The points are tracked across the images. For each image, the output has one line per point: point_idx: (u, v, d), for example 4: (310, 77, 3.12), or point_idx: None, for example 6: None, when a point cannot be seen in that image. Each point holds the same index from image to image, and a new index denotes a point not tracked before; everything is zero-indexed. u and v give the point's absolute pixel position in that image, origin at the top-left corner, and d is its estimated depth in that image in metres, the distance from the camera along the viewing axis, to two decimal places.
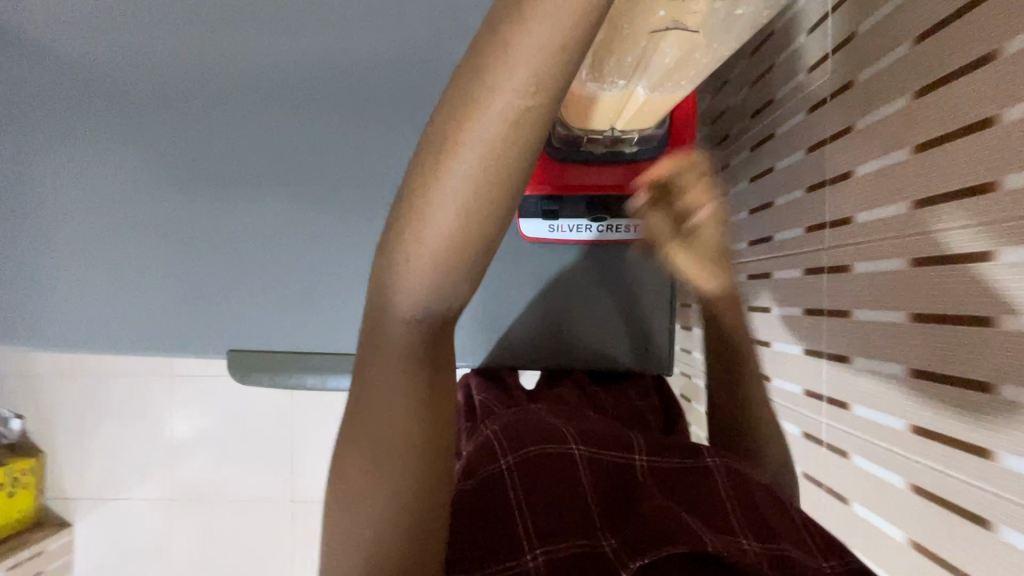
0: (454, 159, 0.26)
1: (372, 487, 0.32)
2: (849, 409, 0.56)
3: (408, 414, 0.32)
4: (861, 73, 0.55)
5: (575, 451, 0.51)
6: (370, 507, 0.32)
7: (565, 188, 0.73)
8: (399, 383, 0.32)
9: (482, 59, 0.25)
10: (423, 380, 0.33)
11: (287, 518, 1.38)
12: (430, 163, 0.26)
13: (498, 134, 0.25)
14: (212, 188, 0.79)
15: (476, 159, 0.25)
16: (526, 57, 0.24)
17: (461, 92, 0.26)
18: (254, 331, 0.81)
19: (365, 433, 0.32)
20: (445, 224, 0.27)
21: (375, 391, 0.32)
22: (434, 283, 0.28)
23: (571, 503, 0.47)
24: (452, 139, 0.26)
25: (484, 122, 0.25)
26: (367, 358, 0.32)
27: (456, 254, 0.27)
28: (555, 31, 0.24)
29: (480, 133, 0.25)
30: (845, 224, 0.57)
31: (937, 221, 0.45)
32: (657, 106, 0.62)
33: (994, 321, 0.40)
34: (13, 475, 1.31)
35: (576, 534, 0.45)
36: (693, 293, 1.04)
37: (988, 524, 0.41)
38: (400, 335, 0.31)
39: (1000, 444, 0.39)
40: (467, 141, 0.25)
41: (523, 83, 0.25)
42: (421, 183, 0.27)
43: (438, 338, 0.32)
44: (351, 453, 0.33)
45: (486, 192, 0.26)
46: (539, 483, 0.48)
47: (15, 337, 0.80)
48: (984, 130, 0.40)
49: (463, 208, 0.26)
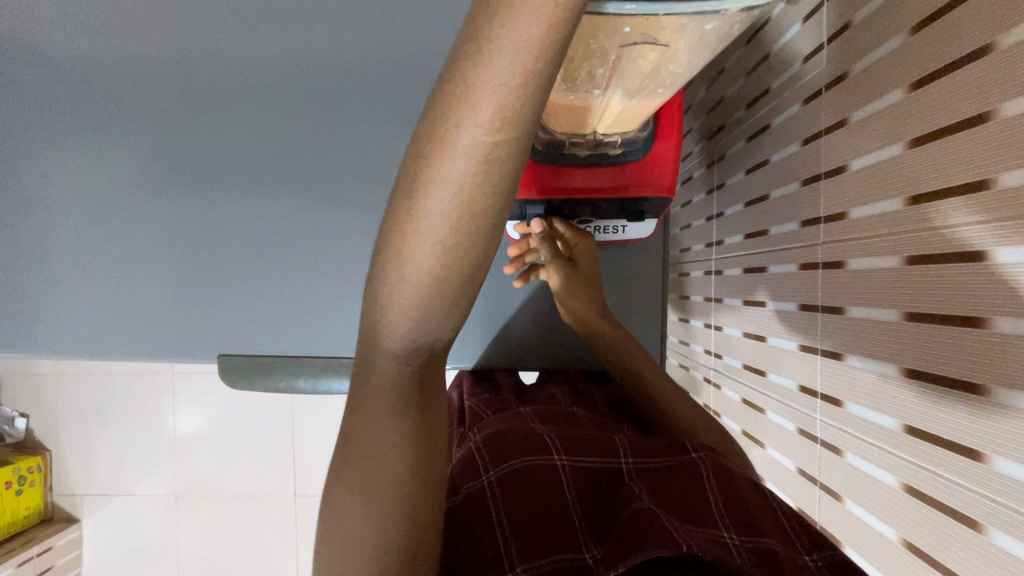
0: (427, 196, 0.25)
1: (363, 521, 0.32)
2: (842, 406, 0.56)
3: (400, 446, 0.32)
4: (856, 64, 0.54)
5: (557, 462, 0.52)
6: (364, 541, 0.32)
7: (552, 192, 0.72)
8: (391, 415, 0.32)
9: (449, 87, 0.24)
10: (413, 412, 0.32)
11: (290, 512, 1.39)
12: (403, 194, 0.26)
13: (470, 168, 0.24)
14: (221, 196, 0.84)
15: (449, 195, 0.24)
16: (496, 87, 0.23)
17: (432, 121, 0.25)
18: (268, 331, 0.88)
19: (358, 465, 0.33)
20: (421, 262, 0.25)
21: (366, 425, 0.32)
22: (416, 320, 0.27)
23: (555, 513, 0.48)
24: (422, 171, 0.25)
25: (455, 156, 0.24)
26: (358, 392, 0.32)
27: (437, 291, 0.26)
28: (527, 56, 0.23)
29: (452, 168, 0.24)
30: (840, 219, 0.56)
31: (932, 221, 0.44)
32: (637, 111, 0.61)
33: (986, 323, 0.39)
34: (20, 474, 1.34)
35: (560, 545, 0.45)
36: (692, 286, 1.03)
37: (979, 527, 0.40)
38: (389, 371, 0.30)
39: (994, 449, 0.39)
40: (438, 178, 0.24)
41: (492, 115, 0.23)
42: (396, 215, 0.26)
43: (426, 369, 0.31)
44: (344, 486, 0.33)
45: (463, 227, 0.25)
46: (520, 499, 0.48)
47: (42, 338, 0.86)
48: (979, 127, 0.39)
49: (439, 245, 0.25)
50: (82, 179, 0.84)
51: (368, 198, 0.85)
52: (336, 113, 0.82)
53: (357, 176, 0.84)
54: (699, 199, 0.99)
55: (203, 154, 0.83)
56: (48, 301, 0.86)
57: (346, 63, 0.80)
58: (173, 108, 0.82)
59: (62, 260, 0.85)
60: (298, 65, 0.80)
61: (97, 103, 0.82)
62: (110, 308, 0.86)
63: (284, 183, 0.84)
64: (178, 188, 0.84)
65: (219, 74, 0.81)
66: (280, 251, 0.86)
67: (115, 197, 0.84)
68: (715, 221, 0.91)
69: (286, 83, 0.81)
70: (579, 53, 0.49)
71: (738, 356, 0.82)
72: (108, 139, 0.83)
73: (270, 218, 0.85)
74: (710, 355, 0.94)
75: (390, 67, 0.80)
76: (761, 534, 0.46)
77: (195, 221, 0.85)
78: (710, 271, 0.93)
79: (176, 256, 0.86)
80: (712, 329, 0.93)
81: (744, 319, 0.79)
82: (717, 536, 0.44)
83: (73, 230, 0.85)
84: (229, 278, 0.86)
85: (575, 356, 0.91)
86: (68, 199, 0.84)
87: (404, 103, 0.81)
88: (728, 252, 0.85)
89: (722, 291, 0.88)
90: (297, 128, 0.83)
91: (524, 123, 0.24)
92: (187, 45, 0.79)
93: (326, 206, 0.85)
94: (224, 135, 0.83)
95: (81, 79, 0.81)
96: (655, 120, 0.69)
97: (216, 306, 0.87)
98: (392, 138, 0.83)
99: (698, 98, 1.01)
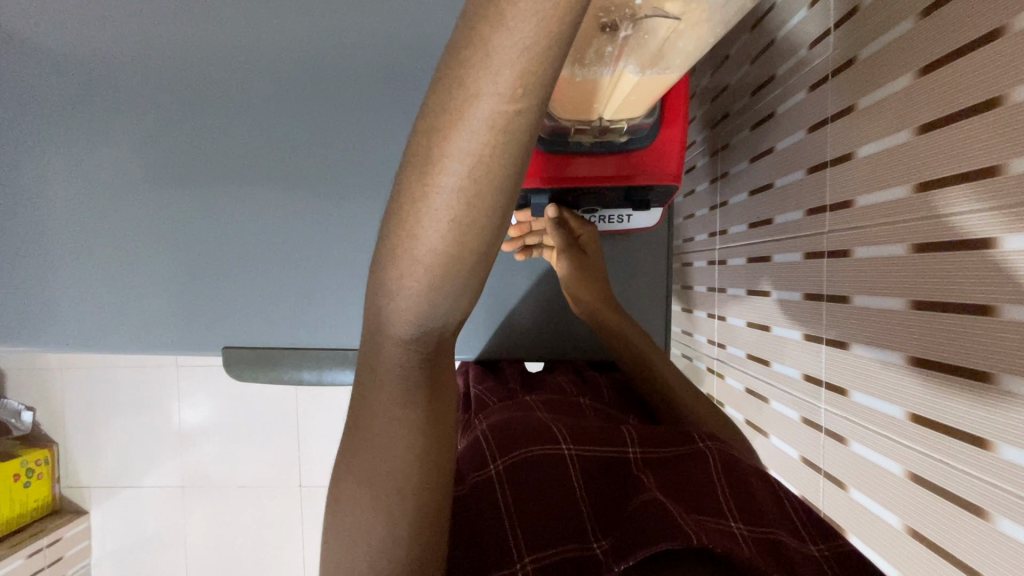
0: (442, 170, 0.24)
1: (368, 506, 0.33)
2: (847, 395, 0.56)
3: (409, 434, 0.33)
4: (863, 49, 0.53)
5: (564, 451, 0.53)
6: (368, 523, 0.33)
7: (555, 182, 0.71)
8: (397, 400, 0.32)
9: (465, 55, 0.24)
10: (420, 399, 0.32)
11: (296, 504, 1.41)
12: (415, 171, 0.25)
13: (488, 139, 0.24)
14: (219, 184, 0.84)
15: (464, 168, 0.24)
16: (517, 55, 0.23)
17: (444, 94, 0.24)
18: (272, 319, 0.88)
19: (365, 451, 0.33)
20: (435, 241, 0.25)
21: (372, 410, 0.32)
22: (428, 302, 0.27)
23: (562, 507, 0.48)
24: (436, 144, 0.24)
25: (472, 127, 0.24)
26: (364, 379, 0.32)
27: (450, 270, 0.26)
28: (547, 24, 0.22)
29: (467, 140, 0.24)
30: (846, 207, 0.55)
31: (943, 207, 0.43)
32: (650, 89, 0.59)
33: (996, 311, 0.39)
34: (28, 467, 1.35)
35: (566, 535, 0.46)
36: (694, 276, 1.03)
37: (986, 515, 0.40)
38: (397, 359, 0.30)
39: (1002, 437, 0.39)
40: (453, 151, 0.24)
41: (513, 84, 0.23)
42: (407, 192, 0.26)
43: (433, 355, 0.32)
44: (350, 469, 0.33)
45: (479, 203, 0.25)
46: (526, 488, 0.49)
47: (43, 329, 0.86)
48: (992, 112, 0.38)
49: (454, 222, 0.25)
50: (81, 168, 0.83)
51: (372, 187, 0.85)
52: (338, 103, 0.82)
53: (360, 166, 0.84)
54: (702, 189, 0.99)
55: (204, 141, 0.83)
56: (49, 296, 0.86)
57: (347, 51, 0.80)
58: (172, 97, 0.81)
59: (63, 255, 0.85)
60: (297, 51, 0.80)
61: (96, 91, 0.81)
62: (110, 297, 0.86)
63: (285, 170, 0.84)
64: (176, 176, 0.84)
65: (217, 60, 0.80)
66: (282, 241, 0.86)
67: (117, 190, 0.84)
68: (717, 211, 0.91)
69: (285, 68, 0.80)
70: (586, 31, 0.48)
71: (740, 346, 0.83)
72: (106, 126, 0.82)
73: (270, 207, 0.85)
74: (714, 346, 0.94)
75: (393, 54, 0.80)
76: (768, 525, 0.47)
77: (195, 213, 0.85)
78: (714, 261, 0.93)
79: (179, 250, 0.86)
80: (715, 318, 0.93)
81: (747, 309, 0.79)
82: (724, 527, 0.44)
83: (74, 225, 0.84)
84: (232, 270, 0.86)
85: (578, 345, 0.91)
86: (68, 190, 0.84)
87: (406, 92, 0.81)
88: (732, 241, 0.85)
89: (725, 281, 0.88)
90: (300, 116, 0.82)
91: (541, 92, 0.24)
92: (186, 33, 0.79)
93: (330, 197, 0.85)
94: (223, 123, 0.82)
95: (76, 68, 0.81)
96: (661, 106, 0.68)
97: (218, 299, 0.87)
98: (393, 127, 0.83)
99: (701, 85, 1.00)
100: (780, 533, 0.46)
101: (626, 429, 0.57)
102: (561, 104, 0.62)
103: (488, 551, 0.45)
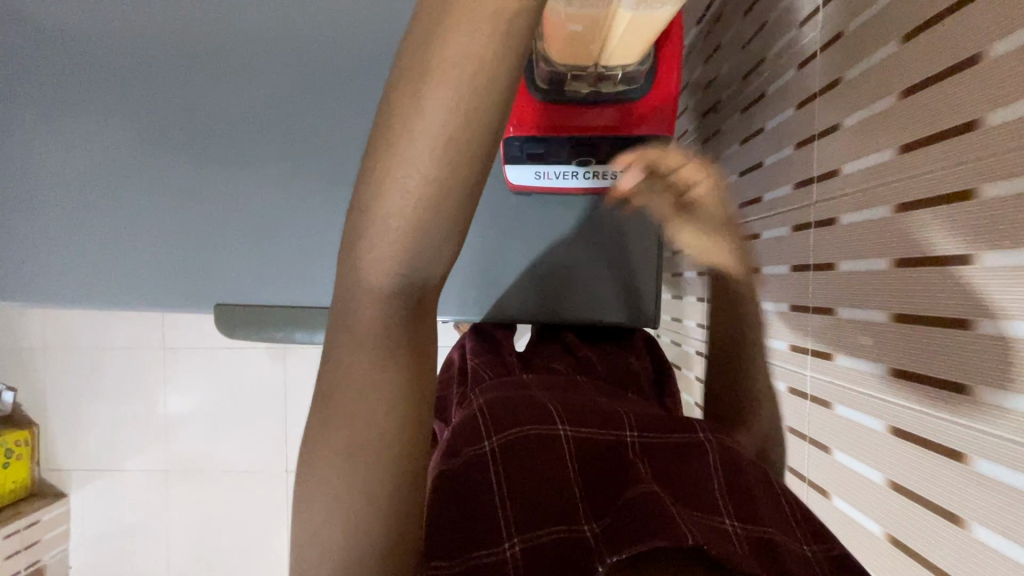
0: (440, 79, 0.30)
1: (344, 427, 0.34)
2: (833, 360, 0.57)
3: (388, 356, 0.34)
4: (851, 24, 0.55)
5: (560, 432, 0.53)
6: (347, 440, 0.34)
7: (547, 132, 0.69)
8: (376, 324, 0.34)
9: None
10: (398, 325, 0.34)
11: (281, 489, 1.39)
12: (414, 87, 0.30)
13: (479, 57, 0.30)
14: None
15: (459, 80, 0.30)
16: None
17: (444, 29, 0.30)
18: None
19: (344, 374, 0.34)
20: (431, 138, 0.30)
21: (350, 337, 0.34)
22: (420, 205, 0.31)
23: (555, 491, 0.49)
24: (435, 63, 0.30)
25: (465, 47, 0.30)
26: (343, 311, 0.34)
27: (443, 166, 0.31)
28: None
29: (463, 55, 0.30)
30: (833, 175, 0.57)
31: (923, 168, 0.45)
32: (644, 27, 0.56)
33: (973, 259, 0.40)
34: (8, 446, 1.31)
35: (557, 519, 0.47)
36: (684, 263, 1.06)
37: (963, 458, 0.42)
38: (376, 285, 0.33)
39: (979, 379, 0.40)
40: (449, 62, 0.30)
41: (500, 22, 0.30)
42: (407, 105, 0.31)
43: (411, 280, 0.33)
44: (327, 390, 0.35)
45: (469, 107, 0.30)
46: (521, 470, 0.50)
47: None
48: (970, 69, 0.40)
49: (446, 127, 0.30)
50: None
51: None
52: None
53: None
54: None
55: None
56: None
57: None
58: None
59: None
60: None
61: None
62: None
63: None
64: None
65: None
66: None
67: None
68: None
69: None
70: None
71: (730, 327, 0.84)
72: None
73: None
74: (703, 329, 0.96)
75: None
76: (762, 523, 0.48)
77: None
78: None
79: None
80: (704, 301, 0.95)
81: None
82: (718, 524, 0.46)
83: None
84: None
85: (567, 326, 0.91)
86: None
87: None
88: None
89: None
90: None
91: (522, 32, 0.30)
92: None
93: None
94: None
95: None
96: (655, 55, 0.65)
97: None
98: None
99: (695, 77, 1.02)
100: (772, 531, 0.47)
101: (625, 414, 0.57)
102: (556, 43, 0.61)
103: (479, 526, 0.47)
